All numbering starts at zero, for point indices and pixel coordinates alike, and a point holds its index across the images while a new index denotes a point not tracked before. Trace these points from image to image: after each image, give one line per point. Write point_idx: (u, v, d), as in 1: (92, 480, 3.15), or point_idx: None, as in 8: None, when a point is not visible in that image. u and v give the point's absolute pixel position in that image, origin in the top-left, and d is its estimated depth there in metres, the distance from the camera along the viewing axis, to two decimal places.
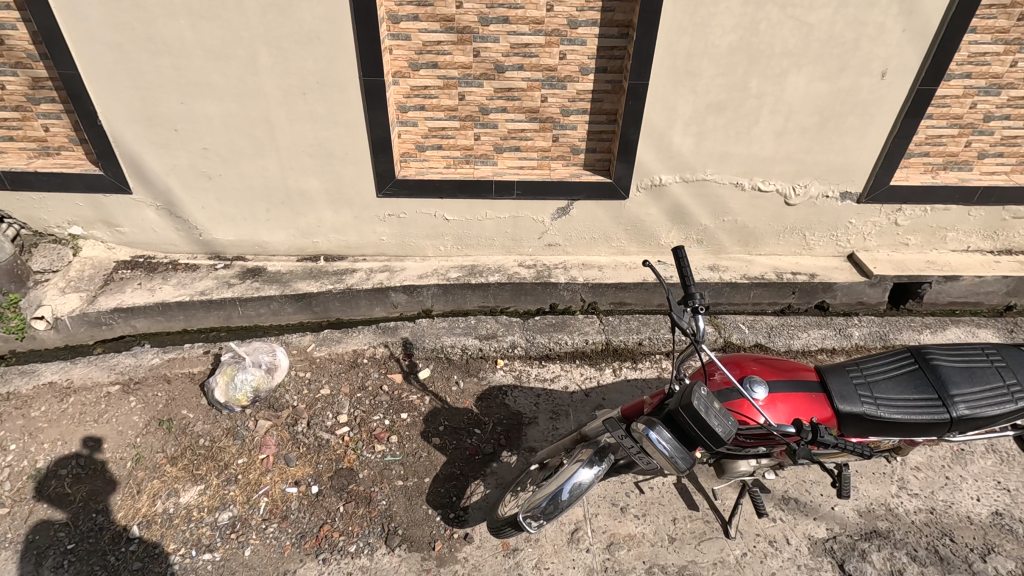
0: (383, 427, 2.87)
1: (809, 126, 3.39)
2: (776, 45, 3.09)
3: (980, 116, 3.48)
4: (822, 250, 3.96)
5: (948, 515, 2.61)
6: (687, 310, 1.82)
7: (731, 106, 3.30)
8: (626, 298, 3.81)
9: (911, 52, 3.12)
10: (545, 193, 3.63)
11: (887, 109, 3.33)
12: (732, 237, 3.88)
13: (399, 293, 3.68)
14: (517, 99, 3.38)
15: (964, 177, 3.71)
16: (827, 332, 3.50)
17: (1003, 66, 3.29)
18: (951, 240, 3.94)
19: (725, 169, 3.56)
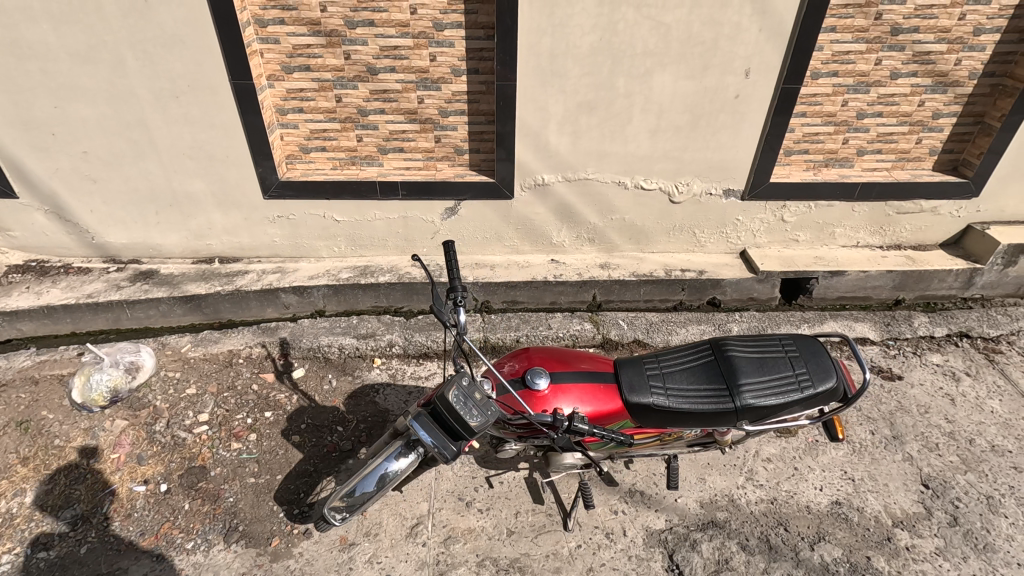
0: (244, 425, 2.91)
1: (681, 124, 3.45)
2: (636, 45, 3.15)
3: (853, 114, 3.57)
4: (713, 247, 4.02)
5: (788, 505, 2.65)
6: (449, 301, 1.86)
7: (602, 106, 3.35)
8: (517, 296, 3.85)
9: (771, 51, 3.19)
10: (431, 194, 3.67)
11: (756, 107, 3.39)
12: (622, 235, 3.93)
13: (289, 293, 3.72)
14: (394, 100, 3.43)
15: (845, 173, 3.78)
16: (707, 327, 3.55)
17: (867, 65, 3.38)
18: (840, 236, 4.00)
19: (605, 168, 3.61)
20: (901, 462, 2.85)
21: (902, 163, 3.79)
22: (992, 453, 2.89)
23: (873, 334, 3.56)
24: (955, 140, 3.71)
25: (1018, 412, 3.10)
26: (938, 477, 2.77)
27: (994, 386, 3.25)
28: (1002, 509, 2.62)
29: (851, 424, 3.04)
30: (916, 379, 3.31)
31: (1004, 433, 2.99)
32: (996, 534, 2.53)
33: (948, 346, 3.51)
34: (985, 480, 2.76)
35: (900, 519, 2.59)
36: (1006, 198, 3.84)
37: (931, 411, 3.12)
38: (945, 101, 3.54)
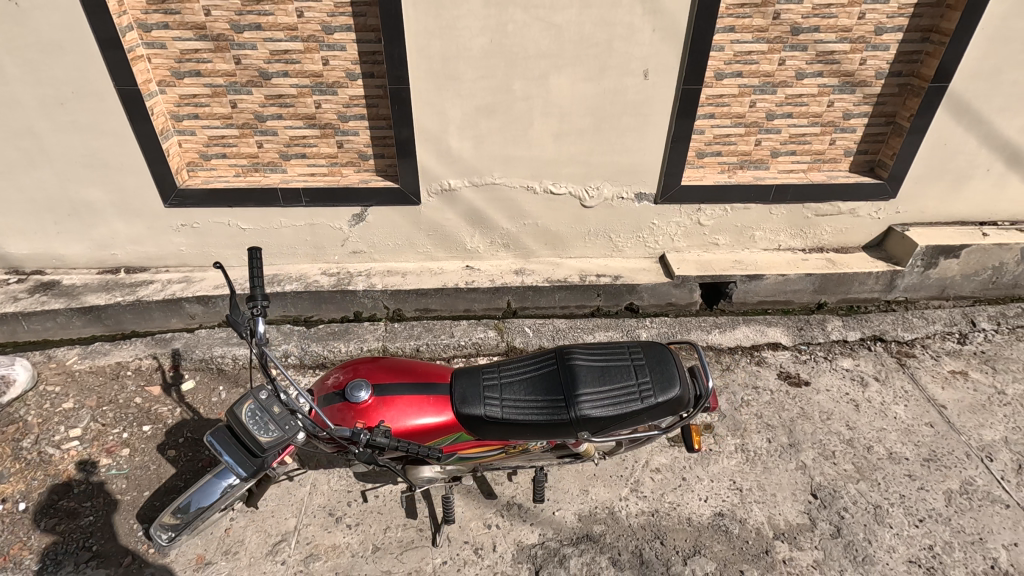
0: (118, 440, 2.83)
1: (585, 127, 3.38)
2: (529, 47, 3.09)
3: (762, 115, 3.50)
4: (632, 251, 3.95)
5: (668, 517, 2.57)
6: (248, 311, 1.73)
7: (501, 109, 3.29)
8: (429, 304, 3.78)
9: (668, 52, 3.13)
10: (335, 200, 3.60)
11: (659, 109, 3.33)
12: (537, 240, 3.86)
13: (193, 303, 3.65)
14: (291, 105, 3.37)
15: (760, 176, 3.71)
16: (615, 334, 3.47)
17: (772, 65, 3.32)
18: (760, 239, 3.93)
19: (512, 173, 3.54)
20: (793, 471, 2.76)
21: (818, 164, 3.73)
22: (888, 460, 2.81)
23: (786, 339, 3.49)
24: (870, 141, 3.64)
25: (921, 418, 3.02)
26: (828, 486, 2.69)
27: (901, 392, 3.17)
28: (888, 519, 2.54)
29: (748, 432, 2.97)
30: (823, 386, 3.23)
31: (903, 440, 2.91)
32: (878, 545, 2.44)
33: (860, 350, 3.43)
34: (875, 488, 2.67)
35: (782, 530, 2.51)
36: (925, 199, 3.78)
37: (832, 418, 3.04)
38: (855, 101, 3.47)
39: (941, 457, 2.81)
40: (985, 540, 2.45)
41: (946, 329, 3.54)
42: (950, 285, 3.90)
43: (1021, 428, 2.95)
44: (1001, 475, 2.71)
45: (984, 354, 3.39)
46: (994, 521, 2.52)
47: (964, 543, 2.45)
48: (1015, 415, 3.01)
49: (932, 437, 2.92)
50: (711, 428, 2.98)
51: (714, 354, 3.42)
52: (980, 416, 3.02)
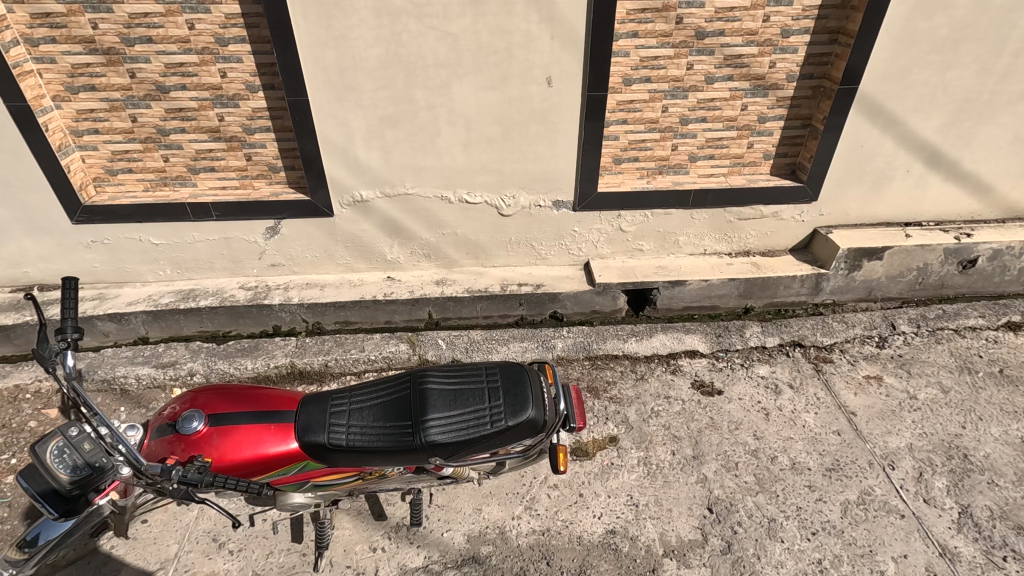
0: (5, 467, 2.77)
1: (493, 136, 3.33)
2: (426, 56, 3.03)
3: (676, 119, 3.46)
4: (556, 259, 3.90)
5: (559, 536, 2.52)
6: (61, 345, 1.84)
7: (405, 119, 3.23)
8: (348, 316, 3.73)
9: (569, 58, 3.08)
10: (247, 213, 3.54)
11: (567, 116, 3.28)
12: (458, 250, 3.81)
13: (105, 321, 3.58)
14: (193, 119, 3.30)
15: (680, 181, 3.67)
16: (530, 344, 3.41)
17: (679, 70, 3.28)
18: (685, 244, 3.88)
19: (424, 183, 3.49)
20: (693, 484, 2.72)
21: (738, 168, 3.68)
22: (790, 471, 2.77)
23: (704, 347, 3.44)
24: (788, 143, 3.61)
25: (829, 426, 2.98)
26: (725, 500, 2.65)
27: (812, 399, 3.13)
28: (780, 533, 2.50)
29: (653, 444, 2.92)
30: (736, 394, 3.18)
31: (808, 449, 2.87)
32: (766, 561, 2.40)
33: (778, 356, 3.39)
34: (773, 501, 2.63)
35: (672, 547, 2.46)
36: (847, 201, 3.75)
37: (741, 428, 2.99)
38: (769, 104, 3.44)
39: (843, 467, 2.77)
40: (875, 553, 2.42)
41: (866, 332, 3.50)
42: (876, 286, 3.87)
43: (928, 434, 2.92)
44: (900, 484, 2.68)
45: (901, 358, 3.36)
46: (887, 532, 2.49)
47: (854, 556, 2.41)
48: (923, 421, 2.98)
49: (837, 445, 2.88)
50: (615, 441, 2.94)
51: (630, 363, 3.38)
52: (888, 422, 2.98)
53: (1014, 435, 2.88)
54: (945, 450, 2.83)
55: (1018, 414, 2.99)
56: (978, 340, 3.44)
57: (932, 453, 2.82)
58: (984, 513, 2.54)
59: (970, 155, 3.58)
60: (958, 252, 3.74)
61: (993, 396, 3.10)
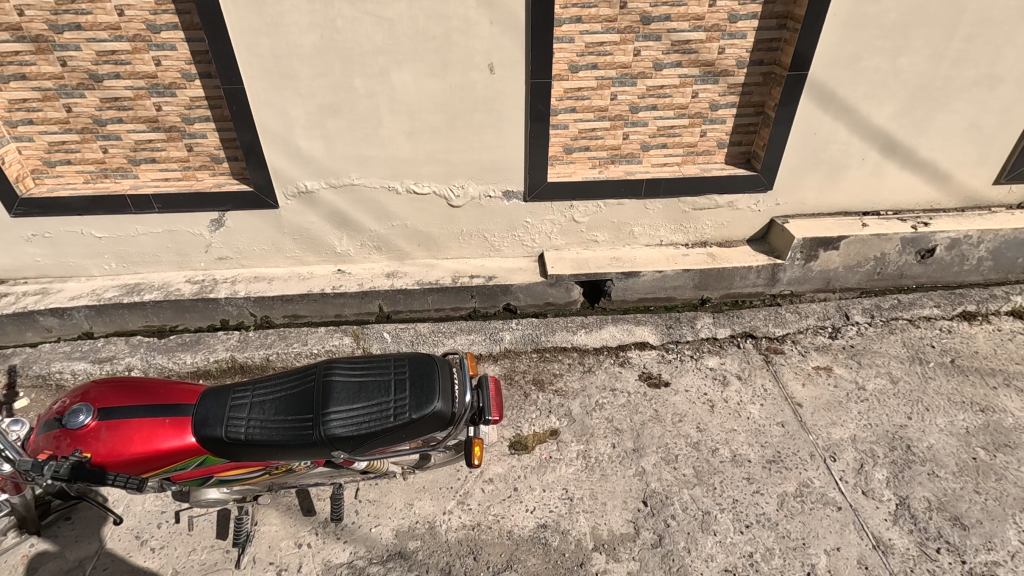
0: None
1: (438, 125, 3.26)
2: (363, 42, 2.96)
3: (625, 107, 3.40)
4: (510, 251, 3.84)
5: (489, 531, 2.48)
6: None
7: (346, 108, 3.16)
8: (297, 310, 3.67)
9: (511, 44, 3.01)
10: (190, 206, 3.47)
11: (512, 104, 3.21)
12: (409, 241, 3.74)
13: (48, 316, 3.52)
14: (129, 108, 3.22)
15: (632, 170, 3.61)
16: (477, 337, 3.36)
17: (626, 56, 3.21)
18: (640, 235, 3.83)
19: (370, 173, 3.43)
20: (630, 477, 2.67)
21: (692, 157, 3.62)
22: (730, 463, 2.72)
23: (654, 339, 3.39)
24: (741, 131, 3.54)
25: (774, 417, 2.94)
26: (661, 493, 2.60)
27: (760, 391, 3.08)
28: (713, 526, 2.46)
29: (594, 437, 2.87)
30: (683, 386, 3.14)
31: (750, 441, 2.82)
32: (696, 555, 2.36)
33: (728, 348, 3.34)
34: (710, 493, 2.59)
35: (602, 541, 2.42)
36: (803, 190, 3.69)
37: (684, 420, 2.95)
38: (719, 91, 3.37)
39: (784, 459, 2.73)
40: (807, 545, 2.38)
41: (819, 323, 3.45)
42: (834, 277, 3.82)
43: (872, 425, 2.87)
44: (839, 475, 2.64)
45: (853, 349, 3.31)
46: (822, 525, 2.45)
47: (785, 549, 2.37)
48: (868, 412, 2.94)
49: (780, 437, 2.84)
50: (556, 434, 2.89)
51: (578, 355, 3.33)
52: (834, 414, 2.94)
53: (959, 426, 2.84)
54: (888, 441, 2.78)
55: (966, 405, 2.95)
56: (932, 330, 3.40)
57: (874, 444, 2.77)
58: (921, 504, 2.50)
59: (926, 142, 3.52)
60: (915, 242, 3.69)
61: (942, 386, 3.06)
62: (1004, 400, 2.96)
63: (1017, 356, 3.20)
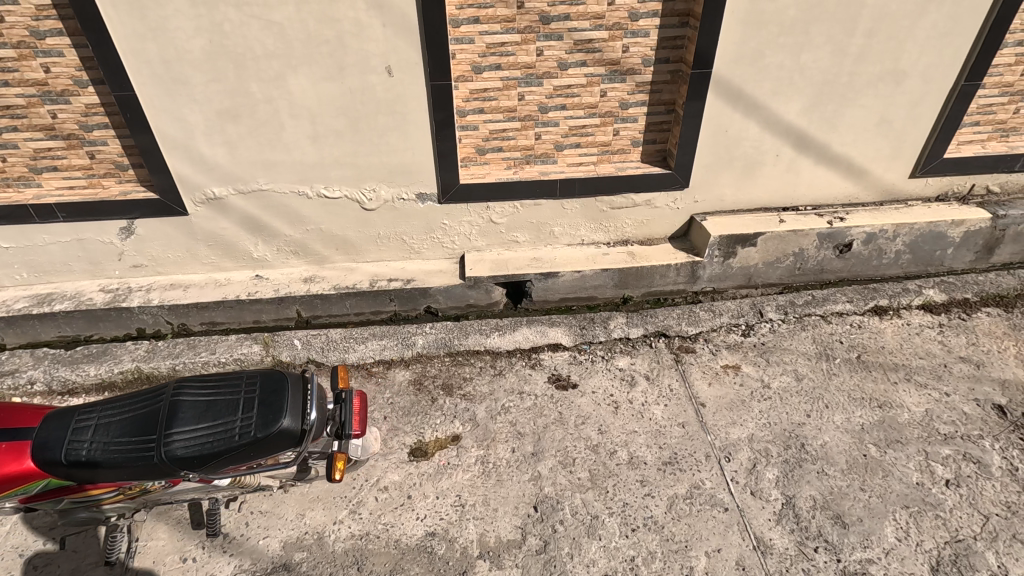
0: None
1: (341, 128, 3.22)
2: (254, 47, 2.91)
3: (534, 107, 3.37)
4: (431, 253, 3.82)
5: (377, 540, 2.48)
6: None
7: (245, 113, 3.11)
8: (213, 317, 3.63)
9: (406, 47, 2.97)
10: (96, 214, 3.40)
11: (415, 107, 3.18)
12: (327, 246, 3.71)
13: None
14: (23, 116, 3.13)
15: (547, 170, 3.59)
16: (389, 342, 3.35)
17: (530, 56, 3.18)
18: (561, 235, 3.82)
19: (277, 178, 3.38)
20: (524, 482, 2.68)
21: (607, 156, 3.60)
22: (626, 466, 2.74)
23: (567, 340, 3.39)
24: (655, 129, 3.52)
25: (676, 418, 2.95)
26: (553, 497, 2.61)
27: (665, 391, 3.10)
28: (600, 530, 2.47)
29: (495, 442, 2.87)
30: (590, 387, 3.14)
31: (649, 443, 2.84)
32: (578, 560, 2.37)
33: (640, 347, 3.35)
34: (601, 497, 2.60)
35: (488, 548, 2.43)
36: (720, 187, 3.69)
37: (587, 422, 2.96)
38: (628, 90, 3.35)
39: (679, 460, 2.74)
40: (689, 548, 2.40)
41: (733, 321, 3.47)
42: (755, 273, 3.83)
43: (771, 424, 2.89)
44: (731, 476, 2.66)
45: (763, 346, 3.33)
46: (706, 527, 2.47)
47: (667, 553, 2.39)
48: (769, 411, 2.96)
49: (678, 437, 2.85)
50: (457, 439, 2.89)
51: (491, 358, 3.32)
52: (735, 413, 2.95)
53: (855, 423, 2.87)
54: (784, 440, 2.81)
55: (864, 401, 2.98)
56: (842, 325, 3.42)
57: (770, 443, 2.79)
58: (806, 503, 2.53)
59: (838, 138, 3.52)
60: (832, 237, 3.70)
61: (844, 382, 3.08)
62: (902, 396, 2.99)
63: (922, 351, 3.24)
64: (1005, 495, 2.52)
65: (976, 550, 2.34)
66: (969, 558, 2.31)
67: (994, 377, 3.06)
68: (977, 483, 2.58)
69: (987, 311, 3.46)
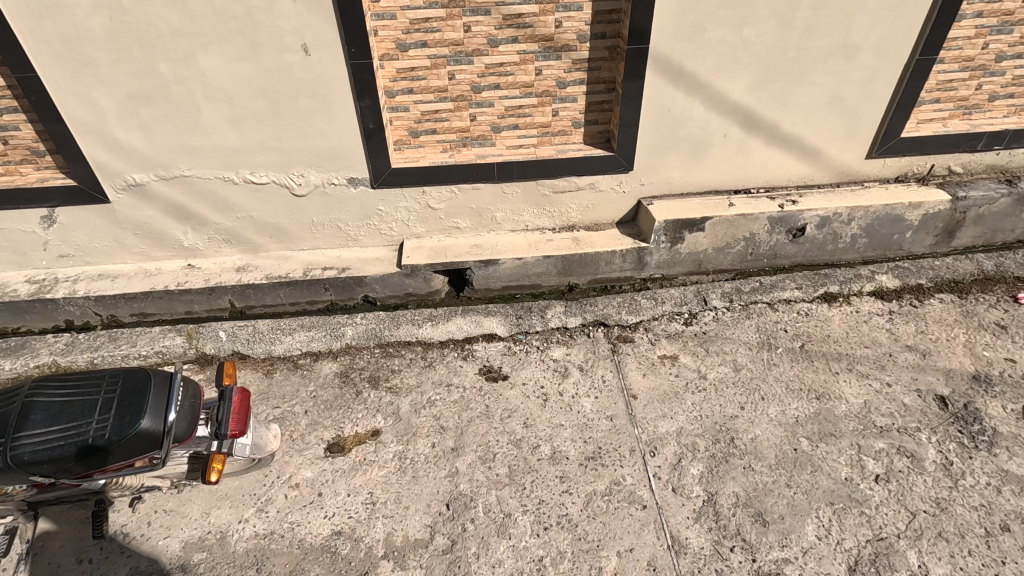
0: None
1: (261, 111, 3.08)
2: (158, 24, 2.75)
3: (466, 87, 3.21)
4: (369, 240, 3.70)
5: (281, 539, 2.39)
6: None
7: (158, 95, 2.97)
8: (144, 308, 3.53)
9: (321, 23, 2.81)
10: (13, 202, 3.27)
11: (337, 87, 3.02)
12: (259, 233, 3.59)
13: None
14: None
15: (485, 153, 3.44)
16: (317, 333, 3.24)
17: (457, 32, 3.01)
18: (503, 220, 3.68)
19: (200, 163, 3.25)
20: (440, 479, 2.59)
21: (548, 137, 3.45)
22: (547, 461, 2.64)
23: (502, 330, 3.27)
24: (595, 109, 3.36)
25: (605, 410, 2.85)
26: (467, 494, 2.52)
27: (598, 383, 2.99)
28: (510, 529, 2.38)
29: (415, 436, 2.78)
30: (521, 379, 3.04)
31: (574, 437, 2.73)
32: (483, 561, 2.28)
33: (577, 337, 3.24)
34: (517, 494, 2.51)
35: (393, 548, 2.35)
36: (667, 169, 3.53)
37: (513, 416, 2.85)
38: (564, 68, 3.18)
39: (603, 455, 2.64)
40: (600, 548, 2.31)
41: (675, 309, 3.34)
42: (704, 258, 3.69)
43: (703, 416, 2.78)
44: (654, 472, 2.56)
45: (704, 335, 3.20)
46: (621, 525, 2.37)
47: (577, 552, 2.30)
48: (702, 403, 2.84)
49: (605, 432, 2.75)
50: (377, 434, 2.80)
51: (422, 349, 3.22)
52: (666, 406, 2.84)
53: (789, 416, 2.76)
54: (713, 434, 2.70)
55: (802, 392, 2.86)
56: (789, 313, 3.29)
57: (698, 437, 2.68)
58: (728, 501, 2.43)
59: (788, 116, 3.36)
60: (784, 221, 3.54)
61: (784, 372, 2.97)
62: (842, 387, 2.88)
63: (868, 339, 3.11)
64: (936, 491, 2.42)
65: (897, 549, 2.24)
66: (889, 558, 2.22)
67: (940, 367, 2.94)
68: (908, 479, 2.47)
69: (940, 297, 3.33)
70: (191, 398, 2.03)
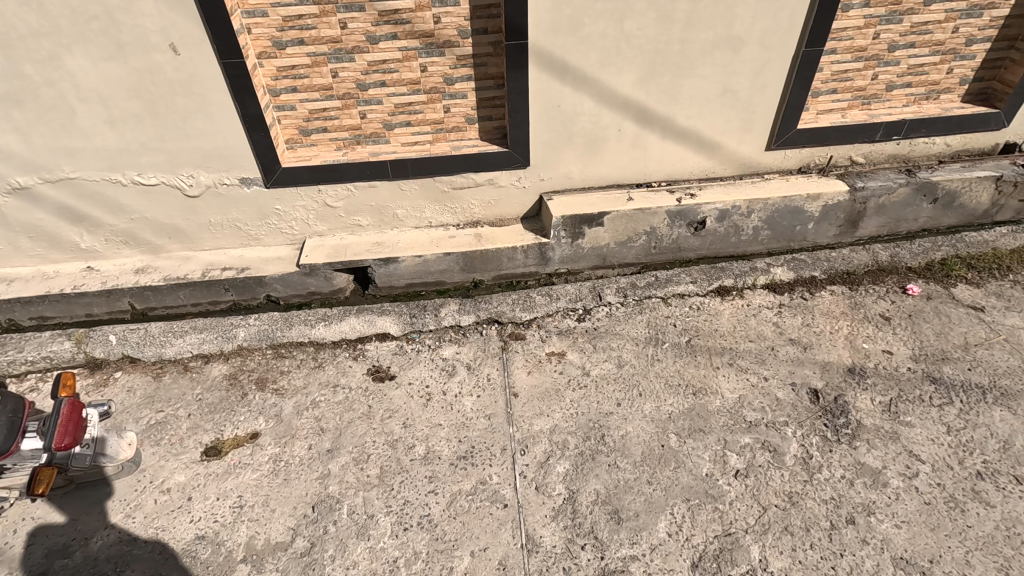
0: None
1: (139, 112, 3.02)
2: (15, 25, 2.66)
3: (351, 85, 3.16)
4: (271, 239, 3.68)
5: (144, 545, 2.41)
6: None
7: (27, 97, 2.89)
8: (42, 312, 3.51)
9: (186, 22, 2.75)
10: None
11: (213, 87, 2.98)
12: (157, 234, 3.56)
13: None
14: None
15: (379, 151, 3.41)
16: (209, 335, 3.24)
17: (333, 29, 2.95)
18: (405, 218, 3.67)
19: (84, 165, 3.20)
20: (311, 481, 2.61)
21: (442, 134, 3.43)
22: (419, 461, 2.67)
23: (395, 329, 3.28)
24: (487, 105, 3.34)
25: (484, 409, 2.87)
26: (335, 496, 2.55)
27: (482, 381, 3.01)
28: (370, 531, 2.41)
29: (293, 439, 2.79)
30: (408, 379, 3.05)
31: (450, 437, 2.76)
32: (338, 563, 2.31)
33: (469, 335, 3.26)
34: (383, 495, 2.54)
35: (253, 552, 2.37)
36: (565, 164, 3.52)
37: (393, 416, 2.87)
38: (449, 64, 3.15)
39: (474, 455, 2.67)
40: (455, 547, 2.34)
41: (570, 305, 3.37)
42: (608, 253, 3.69)
43: (579, 414, 2.81)
44: (521, 470, 2.59)
45: (594, 331, 3.23)
46: (479, 525, 2.40)
47: (432, 553, 2.33)
48: (580, 400, 2.87)
49: (481, 431, 2.77)
50: (256, 437, 2.81)
51: (314, 350, 3.23)
52: (545, 404, 2.87)
53: (663, 412, 2.79)
54: (585, 432, 2.73)
55: (680, 388, 2.89)
56: (681, 307, 3.32)
57: (570, 435, 2.72)
58: (588, 498, 2.47)
59: (681, 110, 3.34)
60: (683, 215, 3.53)
61: (665, 368, 3.00)
62: (720, 381, 2.91)
63: (754, 333, 3.14)
64: (790, 485, 2.47)
65: (742, 543, 2.29)
66: (733, 552, 2.26)
67: (818, 360, 2.98)
68: (766, 473, 2.52)
69: (831, 289, 3.37)
70: (8, 413, 2.32)
